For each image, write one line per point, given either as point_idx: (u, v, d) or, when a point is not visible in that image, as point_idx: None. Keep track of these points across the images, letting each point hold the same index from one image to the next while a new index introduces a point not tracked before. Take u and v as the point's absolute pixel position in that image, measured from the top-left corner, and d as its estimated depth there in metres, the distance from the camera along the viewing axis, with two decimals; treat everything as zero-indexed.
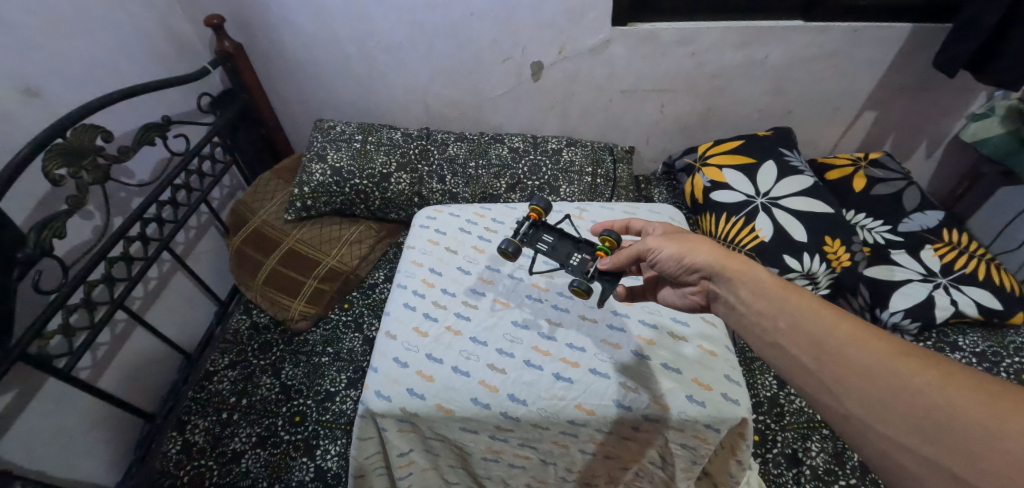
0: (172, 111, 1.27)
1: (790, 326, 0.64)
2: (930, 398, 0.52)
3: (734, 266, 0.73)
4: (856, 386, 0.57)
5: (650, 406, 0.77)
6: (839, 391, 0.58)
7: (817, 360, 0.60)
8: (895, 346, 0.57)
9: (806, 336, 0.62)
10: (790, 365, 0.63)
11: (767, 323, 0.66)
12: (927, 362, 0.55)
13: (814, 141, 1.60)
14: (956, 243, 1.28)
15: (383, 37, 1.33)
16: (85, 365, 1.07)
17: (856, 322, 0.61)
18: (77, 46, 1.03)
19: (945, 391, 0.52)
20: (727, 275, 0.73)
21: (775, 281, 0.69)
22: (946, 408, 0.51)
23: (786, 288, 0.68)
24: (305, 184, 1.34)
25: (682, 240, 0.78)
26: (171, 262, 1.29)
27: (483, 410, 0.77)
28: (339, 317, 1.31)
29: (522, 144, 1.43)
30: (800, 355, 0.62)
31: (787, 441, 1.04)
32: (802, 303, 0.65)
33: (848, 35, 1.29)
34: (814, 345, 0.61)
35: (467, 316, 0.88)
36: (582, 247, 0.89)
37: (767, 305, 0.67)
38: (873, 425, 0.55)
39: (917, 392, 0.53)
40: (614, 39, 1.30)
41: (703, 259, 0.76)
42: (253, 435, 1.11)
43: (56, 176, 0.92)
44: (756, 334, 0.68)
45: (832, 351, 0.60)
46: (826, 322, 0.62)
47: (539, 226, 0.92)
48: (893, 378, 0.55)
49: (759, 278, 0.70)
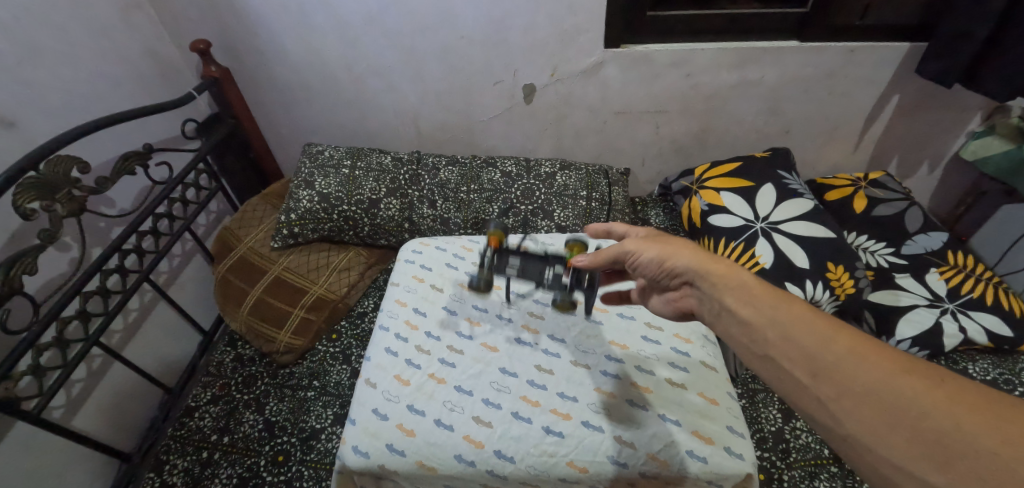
0: (154, 138, 1.24)
1: (782, 338, 0.59)
2: (938, 422, 0.47)
3: (718, 270, 0.69)
4: (857, 405, 0.51)
5: (647, 462, 0.73)
6: (838, 411, 0.52)
7: (813, 374, 0.55)
8: (897, 363, 0.52)
9: (801, 350, 0.57)
10: (786, 383, 0.57)
11: (757, 334, 0.61)
12: (931, 381, 0.49)
13: (812, 161, 1.58)
14: (961, 265, 1.24)
15: (372, 60, 1.31)
16: (58, 404, 1.02)
17: (853, 333, 0.56)
18: (55, 75, 1.00)
19: (955, 414, 0.47)
20: (709, 280, 0.69)
21: (766, 286, 0.65)
22: (955, 433, 0.46)
23: (777, 294, 0.63)
24: (292, 210, 1.30)
25: (666, 245, 0.75)
26: (152, 292, 1.25)
27: (468, 468, 0.73)
28: (327, 349, 1.25)
29: (515, 168, 1.40)
30: (795, 370, 0.57)
31: (793, 480, 1.00)
32: (797, 313, 0.60)
33: (845, 56, 1.27)
34: (808, 360, 0.56)
35: (451, 362, 0.85)
36: (551, 261, 0.86)
37: (757, 314, 0.62)
38: (878, 448, 0.49)
39: (924, 414, 0.48)
40: (608, 61, 1.27)
41: (687, 263, 0.72)
42: (234, 476, 1.06)
43: (28, 210, 0.88)
44: (748, 341, 0.63)
45: (830, 366, 0.54)
46: (822, 335, 0.57)
47: (501, 251, 0.87)
48: (895, 396, 0.50)
49: (745, 283, 0.65)
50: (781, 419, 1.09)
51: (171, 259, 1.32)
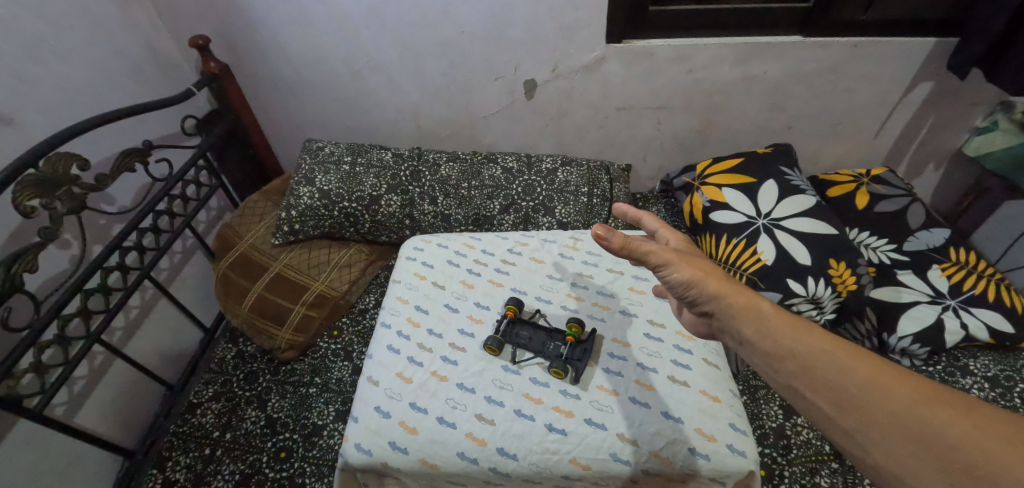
0: (153, 135, 1.24)
1: (802, 367, 0.59)
2: (966, 453, 0.47)
3: (739, 301, 0.68)
4: (884, 437, 0.51)
5: (649, 460, 0.73)
6: (865, 440, 0.52)
7: (837, 405, 0.55)
8: (922, 391, 0.52)
9: (823, 379, 0.57)
10: (812, 412, 0.57)
11: (778, 363, 0.61)
12: (956, 410, 0.49)
13: (813, 157, 1.57)
14: (964, 262, 1.23)
15: (372, 56, 1.30)
16: (60, 401, 1.02)
17: (874, 362, 0.56)
18: (54, 71, 1.00)
19: (980, 442, 0.46)
20: (732, 311, 0.68)
21: (784, 316, 0.64)
22: (984, 463, 0.45)
23: (797, 323, 0.63)
24: (293, 207, 1.30)
25: (691, 265, 0.72)
26: (153, 289, 1.25)
27: (471, 465, 0.73)
28: (328, 346, 1.25)
29: (516, 164, 1.39)
30: (818, 400, 0.56)
31: (794, 476, 1.00)
32: (816, 341, 0.60)
33: (848, 51, 1.26)
34: (831, 390, 0.56)
35: (453, 360, 0.84)
36: (555, 336, 0.86)
37: (777, 345, 0.62)
38: (908, 480, 0.49)
39: (950, 444, 0.48)
40: (609, 56, 1.27)
41: (711, 291, 0.70)
42: (237, 473, 1.06)
43: (28, 207, 0.88)
44: (769, 371, 0.62)
45: (853, 395, 0.54)
46: (843, 364, 0.57)
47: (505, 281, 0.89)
48: (921, 426, 0.50)
49: (765, 313, 0.65)
50: (782, 415, 1.09)
51: (171, 256, 1.32)
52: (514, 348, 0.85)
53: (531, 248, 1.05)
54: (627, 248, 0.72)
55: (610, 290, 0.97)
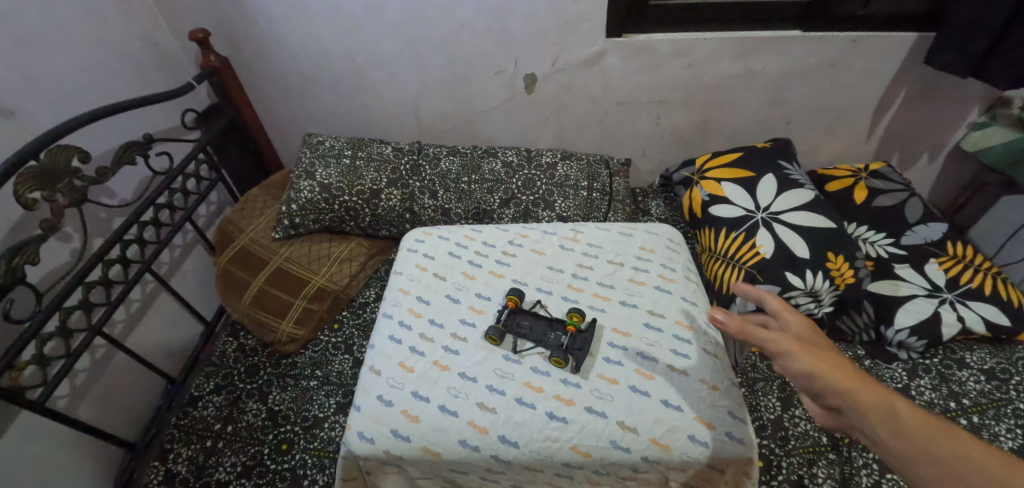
0: (153, 129, 1.24)
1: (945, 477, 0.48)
2: None
3: (870, 397, 0.56)
4: None
5: (649, 447, 0.74)
6: None
7: None
8: None
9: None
10: None
11: (916, 471, 0.51)
12: None
13: (812, 152, 1.58)
14: (961, 256, 1.24)
15: (372, 50, 1.30)
16: (63, 393, 1.02)
17: None
18: (54, 64, 1.00)
19: None
20: (859, 408, 0.56)
21: (925, 419, 0.53)
22: None
23: (939, 430, 0.52)
24: (293, 201, 1.30)
25: (817, 356, 0.61)
26: (154, 283, 1.26)
27: (472, 453, 0.74)
28: (328, 339, 1.26)
29: (516, 158, 1.39)
30: None
31: (792, 467, 1.01)
32: (962, 452, 0.49)
33: (847, 45, 1.27)
34: None
35: (454, 349, 0.85)
36: (555, 326, 0.87)
37: (913, 450, 0.51)
38: None
39: None
40: (609, 51, 1.27)
41: (838, 385, 0.58)
42: (239, 465, 1.06)
43: (29, 199, 0.88)
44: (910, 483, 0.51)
45: None
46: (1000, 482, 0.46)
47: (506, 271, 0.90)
48: None
49: (899, 412, 0.54)
50: (780, 407, 1.10)
51: (172, 249, 1.32)
52: (515, 338, 0.86)
53: (532, 240, 1.06)
54: (743, 332, 0.67)
55: (610, 281, 0.98)
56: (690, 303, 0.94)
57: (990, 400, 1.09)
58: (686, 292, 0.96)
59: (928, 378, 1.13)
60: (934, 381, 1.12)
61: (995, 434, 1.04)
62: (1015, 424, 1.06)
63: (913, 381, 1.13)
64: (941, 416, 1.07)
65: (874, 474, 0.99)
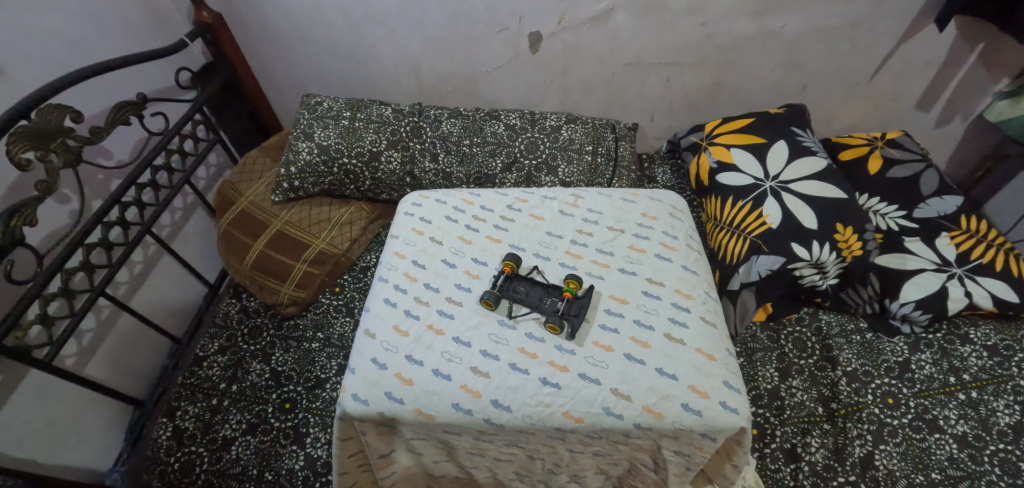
0: (148, 88, 1.21)
1: None
2: None
3: None
4: None
5: (642, 414, 0.74)
6: None
7: None
8: None
9: None
10: None
11: None
12: None
13: (827, 120, 1.52)
14: (975, 230, 1.20)
15: (371, 6, 1.24)
16: (70, 353, 1.04)
17: None
18: (41, 18, 0.96)
19: None
20: None
21: None
22: None
23: None
24: (292, 163, 1.28)
25: None
26: (155, 245, 1.25)
27: (465, 416, 0.75)
28: (330, 302, 1.27)
29: (519, 121, 1.35)
30: None
31: (786, 436, 1.02)
32: None
33: (872, 5, 1.19)
34: None
35: (449, 314, 0.85)
36: (552, 292, 0.87)
37: None
38: None
39: None
40: (619, 8, 1.21)
41: None
42: (244, 422, 1.09)
43: (22, 160, 0.86)
44: None
45: None
46: None
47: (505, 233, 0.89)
48: None
49: None
50: (778, 377, 1.11)
51: (172, 212, 1.32)
52: (511, 302, 0.85)
53: (531, 205, 1.05)
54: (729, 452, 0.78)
55: (609, 248, 0.96)
56: (689, 272, 0.93)
57: (990, 375, 1.09)
58: (687, 261, 0.95)
59: (929, 352, 1.12)
60: (935, 356, 1.11)
61: (993, 409, 1.04)
62: (1013, 400, 1.05)
63: (914, 355, 1.12)
64: (939, 390, 1.07)
65: (868, 445, 1.00)
